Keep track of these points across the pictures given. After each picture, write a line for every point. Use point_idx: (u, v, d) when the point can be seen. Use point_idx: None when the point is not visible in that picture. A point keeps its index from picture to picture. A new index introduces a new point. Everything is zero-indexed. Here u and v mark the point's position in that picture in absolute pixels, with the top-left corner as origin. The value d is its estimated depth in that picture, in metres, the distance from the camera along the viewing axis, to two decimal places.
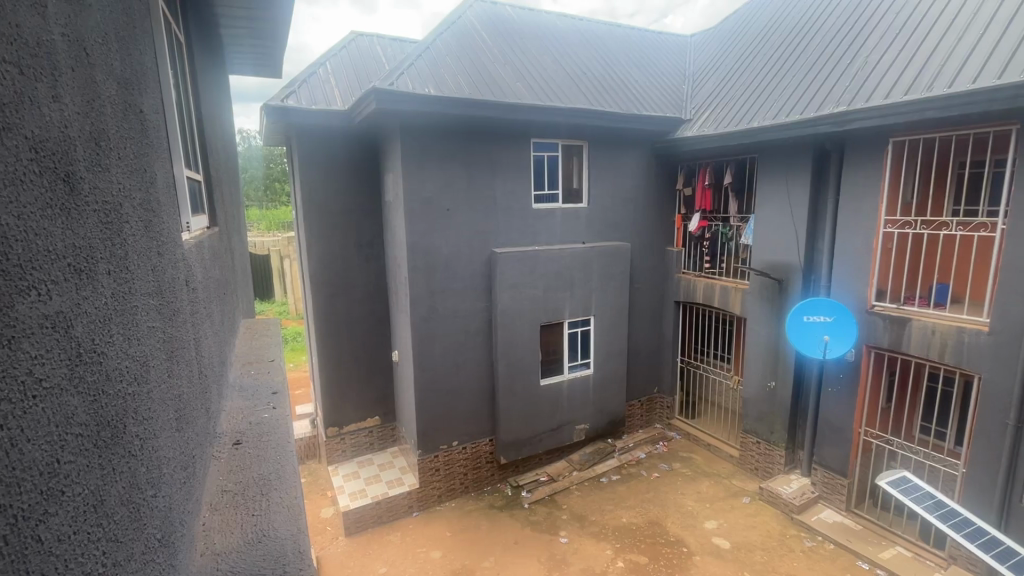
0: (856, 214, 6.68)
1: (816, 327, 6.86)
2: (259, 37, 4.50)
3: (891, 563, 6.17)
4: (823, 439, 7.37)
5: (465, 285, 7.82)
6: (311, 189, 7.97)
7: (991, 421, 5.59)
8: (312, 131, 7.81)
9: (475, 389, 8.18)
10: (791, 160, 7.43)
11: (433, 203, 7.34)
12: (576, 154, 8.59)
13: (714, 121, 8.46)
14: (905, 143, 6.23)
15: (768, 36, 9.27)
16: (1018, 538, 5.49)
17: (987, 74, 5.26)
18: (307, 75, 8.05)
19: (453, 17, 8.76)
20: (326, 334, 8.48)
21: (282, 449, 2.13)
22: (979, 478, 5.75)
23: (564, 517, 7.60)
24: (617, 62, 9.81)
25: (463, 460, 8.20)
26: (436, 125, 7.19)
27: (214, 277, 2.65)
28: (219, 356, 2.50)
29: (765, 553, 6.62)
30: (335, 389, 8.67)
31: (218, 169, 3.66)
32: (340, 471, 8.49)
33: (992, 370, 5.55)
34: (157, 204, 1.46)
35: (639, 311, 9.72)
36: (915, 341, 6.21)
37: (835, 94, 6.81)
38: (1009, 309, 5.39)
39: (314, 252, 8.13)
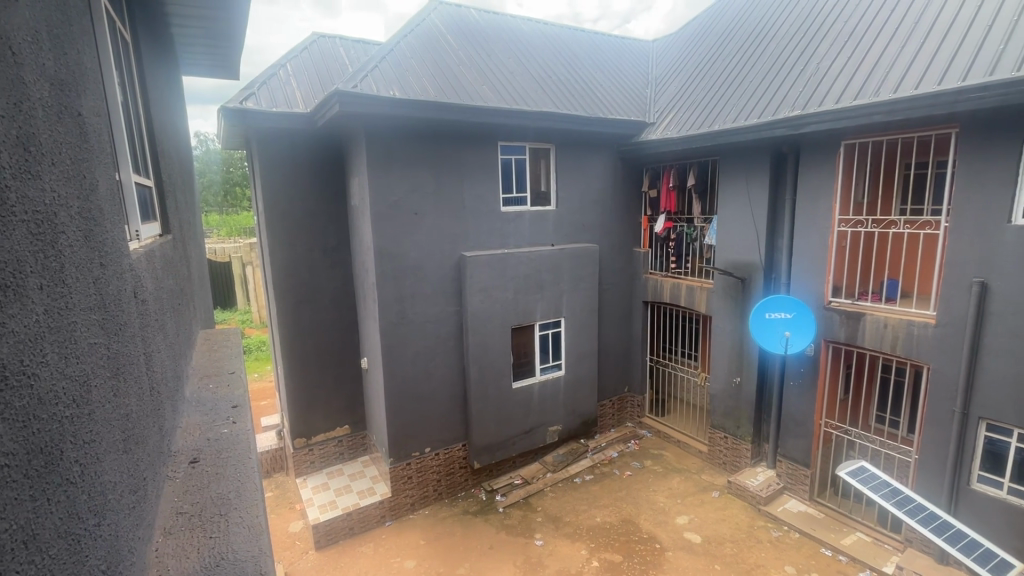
0: (813, 214, 6.94)
1: (777, 323, 7.08)
2: (213, 38, 4.34)
3: (852, 548, 6.42)
4: (787, 431, 7.61)
5: (434, 290, 7.73)
6: (273, 194, 7.73)
7: (939, 408, 5.89)
8: (272, 134, 7.59)
9: (447, 394, 8.10)
10: (750, 162, 7.67)
11: (401, 207, 7.24)
12: (544, 157, 8.64)
13: (677, 124, 8.66)
14: (856, 145, 6.51)
15: (726, 42, 9.56)
16: (967, 520, 5.80)
17: (929, 81, 5.55)
18: (266, 77, 7.81)
19: (417, 19, 8.68)
20: (291, 342, 8.22)
21: (243, 465, 2.04)
22: (929, 464, 6.04)
23: (539, 519, 7.60)
24: (582, 66, 9.94)
25: (436, 467, 8.10)
26: (402, 128, 7.10)
27: (167, 287, 2.53)
28: (173, 371, 2.38)
29: (734, 546, 6.78)
30: (302, 399, 8.45)
31: (171, 174, 3.51)
32: (309, 483, 8.26)
33: (940, 361, 5.85)
34: (99, 212, 1.38)
35: (609, 311, 9.83)
36: (870, 334, 6.49)
37: (790, 98, 7.08)
38: (954, 302, 5.69)
39: (278, 258, 7.89)
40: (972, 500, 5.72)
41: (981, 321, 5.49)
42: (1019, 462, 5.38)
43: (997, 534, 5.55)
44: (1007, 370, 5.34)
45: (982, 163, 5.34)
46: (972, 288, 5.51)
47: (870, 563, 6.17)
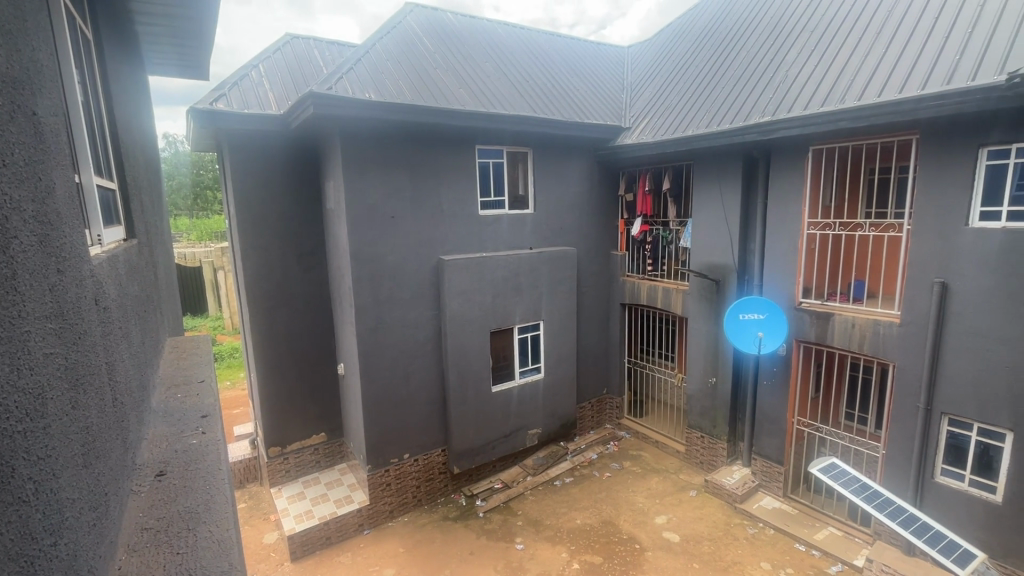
0: (783, 217, 7.12)
1: (751, 324, 7.24)
2: (182, 37, 4.23)
3: (825, 543, 6.58)
4: (761, 430, 7.77)
5: (412, 294, 7.66)
6: (245, 197, 7.56)
7: (904, 404, 6.10)
8: (244, 137, 7.43)
9: (426, 399, 8.02)
10: (723, 167, 7.83)
11: (378, 210, 7.16)
12: (521, 161, 8.67)
13: (652, 129, 8.80)
14: (823, 151, 6.71)
15: (699, 49, 9.77)
16: (932, 512, 6.00)
17: (891, 89, 5.77)
18: (237, 78, 7.64)
19: (392, 21, 8.63)
20: (264, 348, 8.02)
21: (212, 477, 1.98)
22: (895, 459, 6.24)
23: (519, 523, 7.58)
24: (558, 70, 10.02)
25: (415, 473, 8.01)
26: (379, 130, 7.03)
27: (132, 293, 2.44)
28: (137, 381, 2.29)
29: (712, 544, 6.87)
30: (276, 407, 8.25)
31: (137, 176, 3.39)
32: (284, 493, 8.06)
33: (904, 358, 6.07)
34: (56, 217, 1.32)
35: (587, 314, 9.89)
36: (838, 334, 6.69)
37: (760, 104, 7.27)
38: (917, 302, 5.91)
39: (251, 262, 7.71)
40: (936, 493, 5.93)
41: (942, 319, 5.71)
42: (979, 455, 5.61)
43: (960, 525, 5.76)
44: (967, 367, 5.57)
45: (939, 168, 5.58)
46: (933, 288, 5.73)
47: (842, 556, 6.34)
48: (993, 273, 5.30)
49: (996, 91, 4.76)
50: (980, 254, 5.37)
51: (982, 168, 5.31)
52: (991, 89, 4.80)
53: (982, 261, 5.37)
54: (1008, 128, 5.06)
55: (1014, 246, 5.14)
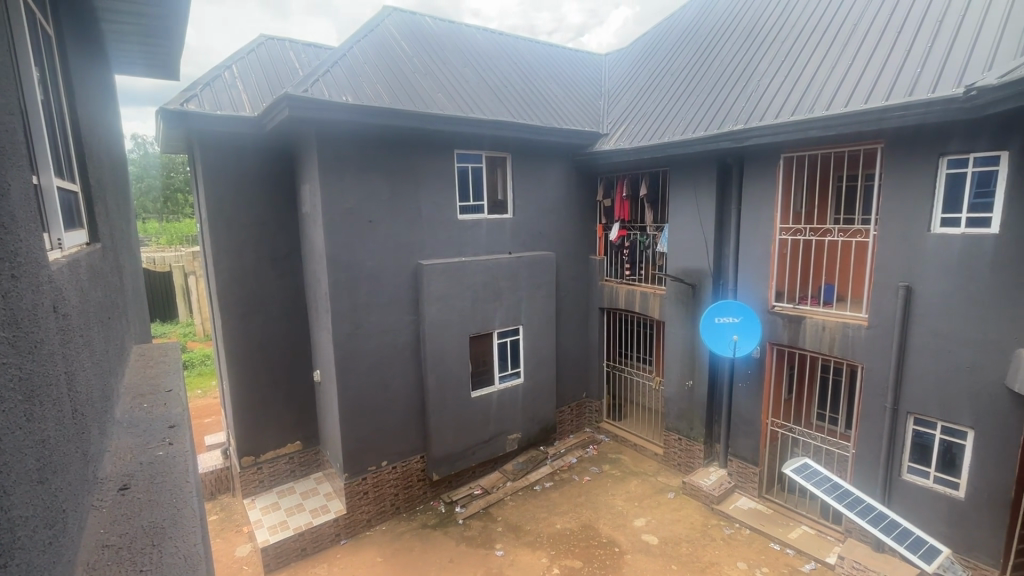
0: (757, 223, 7.28)
1: (726, 328, 7.38)
2: (151, 35, 4.11)
3: (799, 542, 6.72)
4: (737, 431, 7.90)
5: (390, 299, 7.57)
6: (218, 200, 7.38)
7: (873, 405, 6.28)
8: (216, 138, 7.26)
9: (405, 405, 7.92)
10: (698, 173, 7.96)
11: (355, 214, 7.08)
12: (500, 166, 8.69)
13: (630, 135, 8.91)
14: (794, 158, 6.90)
15: (674, 58, 9.95)
16: (900, 510, 6.18)
17: (857, 100, 5.97)
18: (210, 79, 7.48)
19: (370, 25, 8.57)
20: (236, 355, 7.81)
21: (179, 490, 1.90)
22: (865, 458, 6.42)
23: (499, 529, 7.53)
24: (536, 77, 10.09)
25: (393, 480, 7.89)
26: (356, 133, 6.95)
27: (95, 300, 2.35)
28: (100, 391, 2.20)
29: (690, 545, 6.95)
30: (249, 415, 8.04)
31: (102, 178, 3.27)
32: (258, 503, 7.86)
33: (872, 360, 6.25)
34: (11, 219, 1.26)
35: (567, 318, 9.93)
36: (810, 337, 6.86)
37: (733, 112, 7.43)
38: (884, 305, 6.10)
39: (223, 267, 7.52)
40: (903, 491, 6.12)
41: (907, 321, 5.91)
42: (943, 453, 5.81)
43: (927, 521, 5.94)
44: (931, 368, 5.77)
45: (903, 176, 5.79)
46: (898, 291, 5.94)
47: (815, 554, 6.47)
48: (955, 276, 5.50)
49: (956, 103, 4.96)
50: (943, 259, 5.57)
51: (942, 176, 5.52)
52: (951, 101, 5.01)
53: (944, 265, 5.58)
54: (966, 138, 5.29)
55: (974, 252, 5.35)
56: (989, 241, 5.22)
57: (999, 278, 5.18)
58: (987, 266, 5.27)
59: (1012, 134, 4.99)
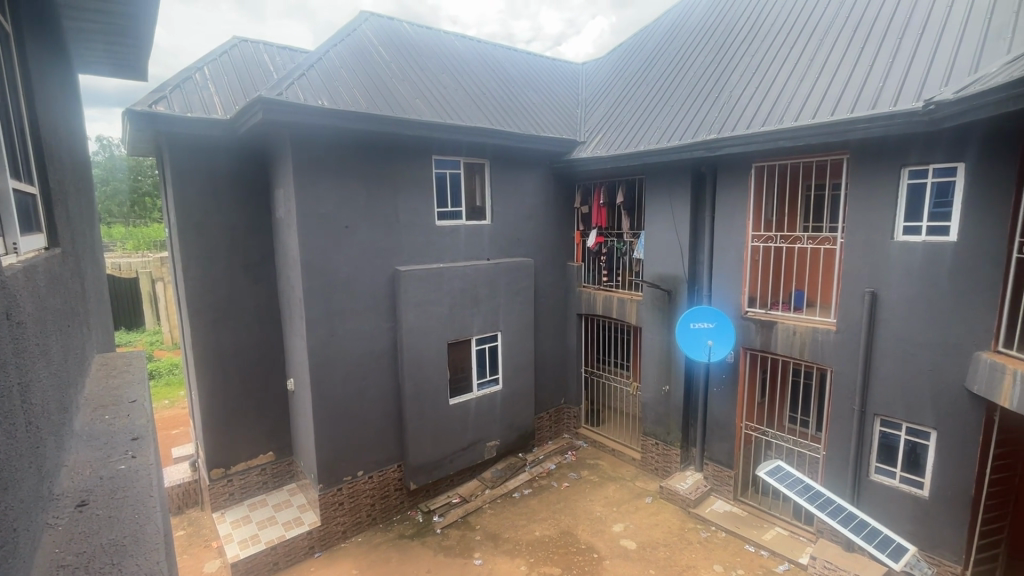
0: (730, 230, 7.44)
1: (701, 333, 7.50)
2: (117, 34, 3.97)
3: (773, 543, 6.84)
4: (712, 435, 8.02)
5: (367, 306, 7.47)
6: (187, 205, 7.18)
7: (842, 407, 6.45)
8: (186, 141, 7.07)
9: (382, 414, 7.80)
10: (673, 181, 8.09)
11: (330, 220, 6.97)
12: (478, 172, 8.68)
13: (607, 143, 9.02)
14: (765, 168, 7.09)
15: (650, 68, 10.15)
16: (868, 510, 6.35)
17: (823, 112, 6.17)
18: (180, 80, 7.30)
19: (347, 29, 8.51)
20: (205, 365, 7.58)
21: (143, 505, 1.83)
22: (835, 459, 6.58)
23: (477, 538, 7.47)
24: (515, 84, 10.17)
25: (369, 490, 7.75)
26: (332, 139, 6.88)
27: (53, 307, 2.25)
28: (57, 401, 2.10)
29: (668, 549, 7.00)
30: (219, 426, 7.80)
31: (63, 179, 3.14)
32: (228, 517, 7.61)
33: (841, 364, 6.43)
34: None
35: (545, 324, 9.94)
36: (781, 341, 7.02)
37: (707, 122, 7.60)
38: (852, 311, 6.29)
39: (192, 273, 7.30)
40: (871, 491, 6.29)
41: (873, 326, 6.11)
42: (907, 453, 6.01)
43: (894, 520, 6.13)
44: (896, 371, 5.96)
45: (867, 186, 6.01)
46: (864, 297, 6.13)
47: (789, 555, 6.59)
48: (917, 282, 5.72)
49: (916, 116, 5.17)
50: (906, 266, 5.78)
51: (904, 186, 5.75)
52: (911, 115, 5.22)
53: (907, 272, 5.79)
54: (924, 150, 5.53)
55: (935, 259, 5.56)
56: (948, 248, 5.44)
57: (958, 283, 5.40)
58: (946, 272, 5.49)
59: (967, 146, 5.23)
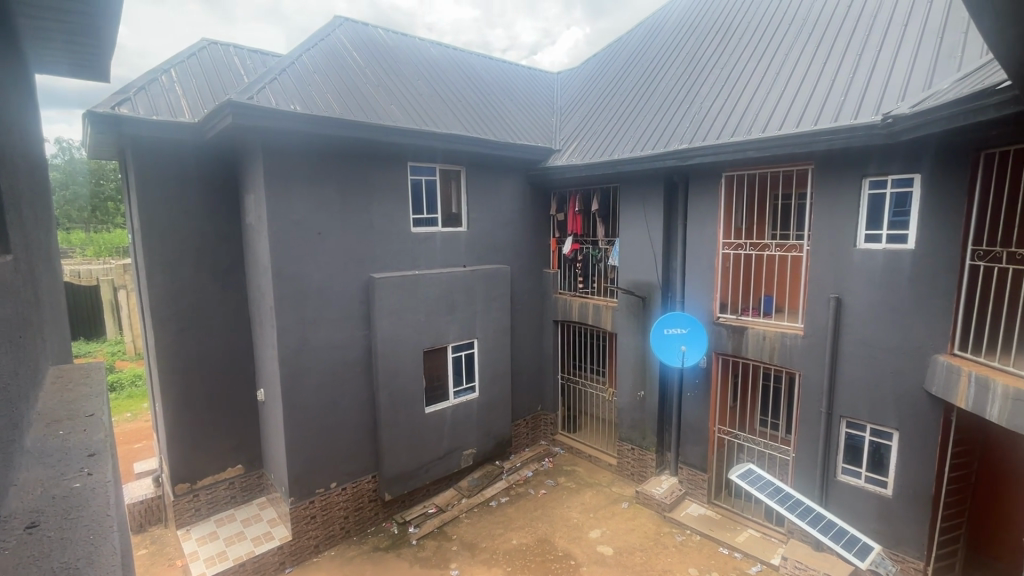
0: (702, 237, 7.60)
1: (675, 338, 7.63)
2: (77, 33, 3.81)
3: (746, 545, 6.95)
4: (686, 439, 8.14)
5: (340, 314, 7.34)
6: (152, 210, 6.94)
7: (810, 410, 6.63)
8: (152, 145, 6.85)
9: (356, 424, 7.65)
10: (646, 189, 8.22)
11: (303, 226, 6.84)
12: (454, 179, 8.66)
13: (582, 151, 9.12)
14: (734, 177, 7.28)
15: (623, 79, 10.34)
16: (836, 510, 6.52)
17: (789, 124, 6.38)
18: (145, 82, 7.09)
19: (320, 34, 8.42)
20: (170, 376, 7.30)
21: (99, 523, 1.73)
22: (804, 461, 6.75)
23: (454, 548, 7.37)
24: (490, 92, 10.21)
25: (343, 502, 7.58)
26: (305, 144, 6.77)
27: (3, 316, 2.13)
28: (4, 416, 1.97)
29: (644, 554, 7.03)
30: (185, 439, 7.52)
31: (15, 182, 2.98)
32: (193, 534, 7.34)
33: (809, 367, 6.62)
34: None
35: (521, 331, 9.94)
36: (752, 346, 7.19)
37: (679, 132, 7.77)
38: (817, 316, 6.50)
39: (157, 281, 7.06)
40: (839, 491, 6.47)
41: (838, 330, 6.32)
42: (872, 453, 6.21)
43: (860, 520, 6.31)
44: (860, 374, 6.17)
45: (831, 197, 6.23)
46: (829, 302, 6.34)
47: (761, 556, 6.72)
48: (878, 288, 5.95)
49: (875, 129, 5.39)
50: (868, 273, 6.00)
51: (864, 196, 5.99)
52: (871, 128, 5.44)
53: (869, 278, 6.01)
54: (882, 162, 5.78)
55: (894, 266, 5.80)
56: (906, 255, 5.68)
57: (917, 289, 5.63)
58: (906, 279, 5.71)
59: (922, 159, 5.49)
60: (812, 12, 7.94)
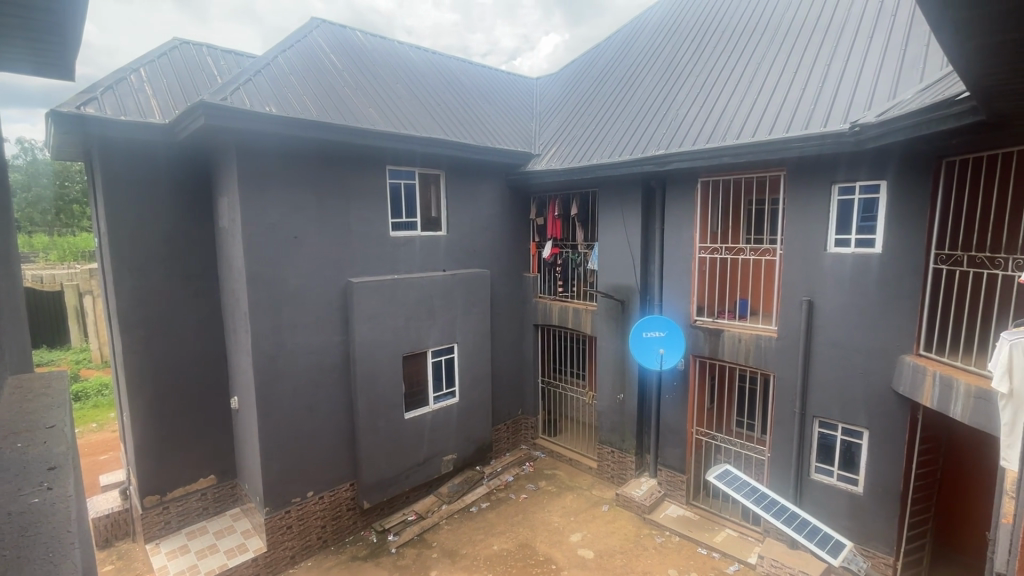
0: (679, 241, 7.71)
1: (653, 342, 7.72)
2: None
3: (724, 545, 7.05)
4: (665, 441, 8.22)
5: (317, 319, 7.22)
6: (119, 213, 6.72)
7: (784, 411, 6.77)
8: (120, 145, 6.65)
9: (333, 431, 7.52)
10: (624, 194, 8.31)
11: (278, 229, 6.71)
12: (433, 182, 8.62)
13: (561, 156, 9.19)
14: (710, 183, 7.43)
15: (601, 85, 10.47)
16: (810, 508, 6.66)
17: (761, 131, 6.54)
18: (113, 81, 6.88)
19: (296, 35, 8.30)
20: (139, 384, 7.05)
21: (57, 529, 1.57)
22: (779, 461, 6.88)
23: (434, 555, 7.29)
24: (470, 96, 10.22)
25: (320, 512, 7.43)
26: (280, 146, 6.65)
27: None
28: None
29: (624, 557, 7.06)
30: (154, 450, 7.27)
31: None
32: (163, 548, 7.09)
33: (783, 369, 6.76)
34: None
35: (502, 335, 9.93)
36: (728, 349, 7.32)
37: (656, 138, 7.89)
38: (790, 318, 6.65)
39: (125, 286, 6.82)
40: (812, 489, 6.62)
41: (811, 332, 6.47)
42: (844, 452, 6.37)
43: (833, 518, 6.46)
44: (831, 374, 6.33)
45: (802, 203, 6.40)
46: (802, 305, 6.49)
47: (738, 556, 6.82)
48: (847, 291, 6.12)
49: (844, 138, 5.57)
50: (838, 276, 6.17)
51: (834, 202, 6.17)
52: (840, 136, 5.61)
53: (839, 281, 6.18)
54: (850, 168, 5.97)
55: (863, 268, 5.97)
56: (874, 259, 5.87)
57: (884, 292, 5.81)
58: (874, 282, 5.89)
59: (887, 166, 5.69)
60: (783, 23, 8.17)
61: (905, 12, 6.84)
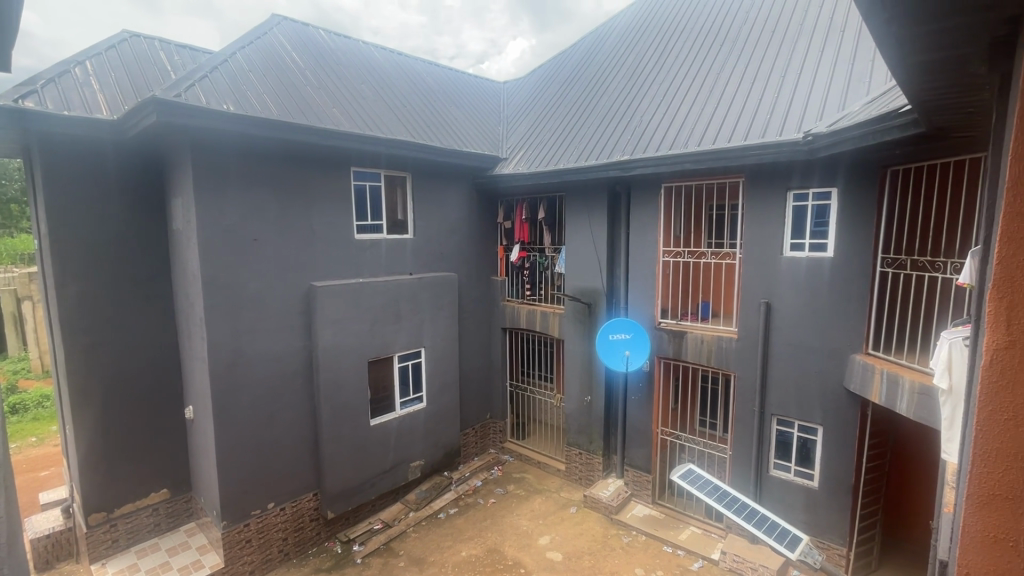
0: (643, 245, 7.86)
1: (619, 344, 7.76)
2: None
3: (688, 542, 7.20)
4: (631, 441, 8.34)
5: (278, 325, 6.99)
6: (61, 213, 6.32)
7: (744, 409, 6.98)
8: (62, 142, 6.27)
9: (296, 439, 7.29)
10: (590, 198, 8.42)
11: (237, 232, 6.47)
12: (399, 185, 8.51)
13: (528, 160, 9.24)
14: (672, 188, 7.62)
15: (567, 91, 10.59)
16: (770, 503, 6.88)
17: (721, 139, 6.75)
18: (56, 74, 6.50)
19: (255, 32, 8.04)
20: (82, 394, 6.64)
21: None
22: (740, 458, 7.08)
23: (401, 564, 7.15)
24: (436, 98, 10.16)
25: (282, 524, 7.17)
26: (238, 146, 6.42)
27: None
28: None
29: (592, 558, 7.11)
30: (100, 464, 6.85)
31: None
32: (110, 569, 6.69)
33: (742, 369, 6.97)
34: None
35: (469, 339, 9.87)
36: (691, 349, 7.48)
37: (621, 143, 8.04)
38: (749, 319, 6.87)
39: (68, 291, 6.43)
40: (772, 485, 6.84)
41: (769, 333, 6.71)
42: (800, 448, 6.62)
43: (791, 511, 6.69)
44: (788, 373, 6.58)
45: (760, 208, 6.63)
46: (760, 307, 6.71)
47: (702, 552, 6.98)
48: (802, 293, 6.37)
49: (798, 146, 5.82)
50: (794, 279, 6.42)
51: (789, 208, 6.42)
52: (794, 145, 5.86)
53: (795, 284, 6.43)
54: (804, 176, 6.24)
55: (816, 272, 6.24)
56: (825, 263, 6.14)
57: (836, 294, 6.08)
58: (827, 284, 6.16)
59: (837, 174, 5.97)
60: (740, 35, 8.48)
61: (853, 28, 7.20)
